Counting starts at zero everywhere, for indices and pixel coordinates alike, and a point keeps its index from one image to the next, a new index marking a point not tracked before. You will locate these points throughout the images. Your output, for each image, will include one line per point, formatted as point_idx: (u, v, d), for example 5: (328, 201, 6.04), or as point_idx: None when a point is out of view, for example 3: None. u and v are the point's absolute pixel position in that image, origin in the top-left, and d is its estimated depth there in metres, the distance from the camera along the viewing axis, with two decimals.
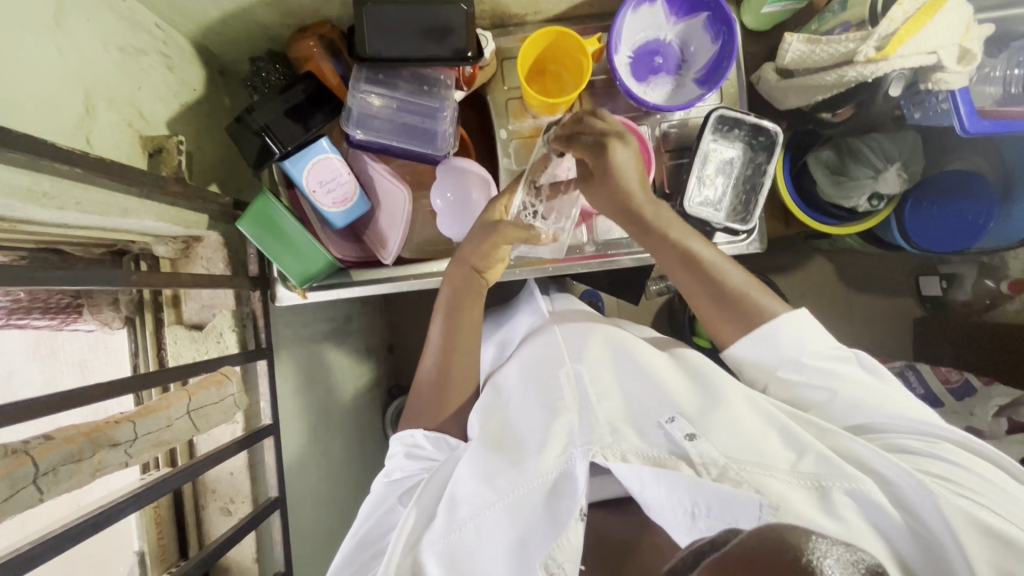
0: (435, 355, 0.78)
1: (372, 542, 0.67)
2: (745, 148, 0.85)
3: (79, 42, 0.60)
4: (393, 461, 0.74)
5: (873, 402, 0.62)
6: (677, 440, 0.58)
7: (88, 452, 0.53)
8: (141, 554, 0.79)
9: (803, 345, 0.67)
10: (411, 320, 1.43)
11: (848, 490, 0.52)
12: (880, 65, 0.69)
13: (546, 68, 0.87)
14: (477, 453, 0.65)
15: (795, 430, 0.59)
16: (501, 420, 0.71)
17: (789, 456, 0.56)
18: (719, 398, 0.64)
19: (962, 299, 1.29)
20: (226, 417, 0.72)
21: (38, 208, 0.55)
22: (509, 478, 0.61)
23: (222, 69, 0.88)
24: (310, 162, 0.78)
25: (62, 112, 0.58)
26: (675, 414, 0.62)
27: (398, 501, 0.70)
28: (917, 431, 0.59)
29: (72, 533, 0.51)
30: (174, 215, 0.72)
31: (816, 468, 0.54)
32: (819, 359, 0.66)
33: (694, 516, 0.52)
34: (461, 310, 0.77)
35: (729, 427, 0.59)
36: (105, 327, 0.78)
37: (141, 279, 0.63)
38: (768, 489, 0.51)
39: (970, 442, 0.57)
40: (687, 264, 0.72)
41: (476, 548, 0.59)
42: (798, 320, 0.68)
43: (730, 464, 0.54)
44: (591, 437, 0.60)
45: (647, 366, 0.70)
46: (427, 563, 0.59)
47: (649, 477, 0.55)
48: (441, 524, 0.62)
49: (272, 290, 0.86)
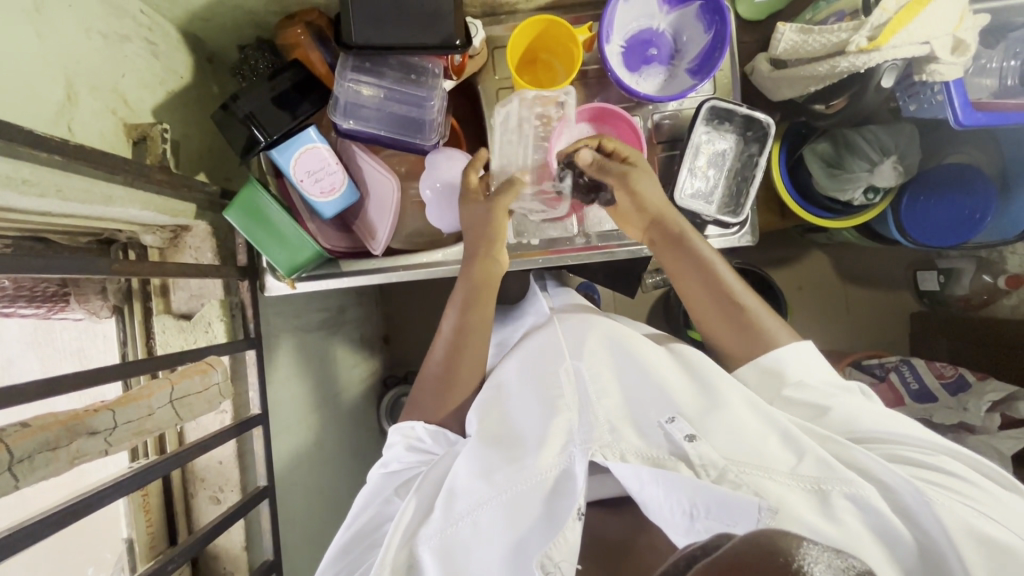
0: (446, 344, 0.79)
1: (369, 532, 0.67)
2: (738, 140, 0.84)
3: (61, 27, 0.60)
4: (392, 450, 0.74)
5: (863, 417, 0.62)
6: (677, 441, 0.57)
7: (64, 439, 0.53)
8: (129, 543, 0.80)
9: (809, 372, 0.68)
10: (406, 312, 1.43)
11: (848, 494, 0.52)
12: (872, 56, 0.67)
13: (538, 57, 0.86)
14: (475, 449, 0.65)
15: (795, 433, 0.58)
16: (501, 414, 0.70)
17: (789, 460, 0.55)
18: (720, 397, 0.64)
19: (960, 294, 1.27)
20: (211, 407, 0.72)
21: (18, 195, 0.54)
22: (506, 475, 0.61)
23: (210, 57, 0.87)
24: (295, 154, 0.77)
25: (43, 98, 0.57)
26: (675, 414, 0.61)
27: (395, 493, 0.70)
28: (911, 441, 0.59)
29: (55, 518, 0.52)
30: (161, 204, 0.72)
31: (816, 471, 0.54)
32: (824, 383, 0.67)
33: (692, 517, 0.51)
34: (475, 303, 0.78)
35: (730, 428, 0.58)
36: (93, 316, 0.79)
37: (124, 268, 0.62)
38: (768, 492, 0.51)
39: (966, 456, 0.57)
40: (710, 283, 0.75)
41: (473, 544, 0.59)
42: (803, 350, 0.70)
43: (729, 464, 0.54)
44: (591, 436, 0.60)
45: (650, 367, 0.70)
46: (422, 559, 0.60)
47: (648, 478, 0.54)
48: (437, 518, 0.62)
49: (261, 280, 0.86)
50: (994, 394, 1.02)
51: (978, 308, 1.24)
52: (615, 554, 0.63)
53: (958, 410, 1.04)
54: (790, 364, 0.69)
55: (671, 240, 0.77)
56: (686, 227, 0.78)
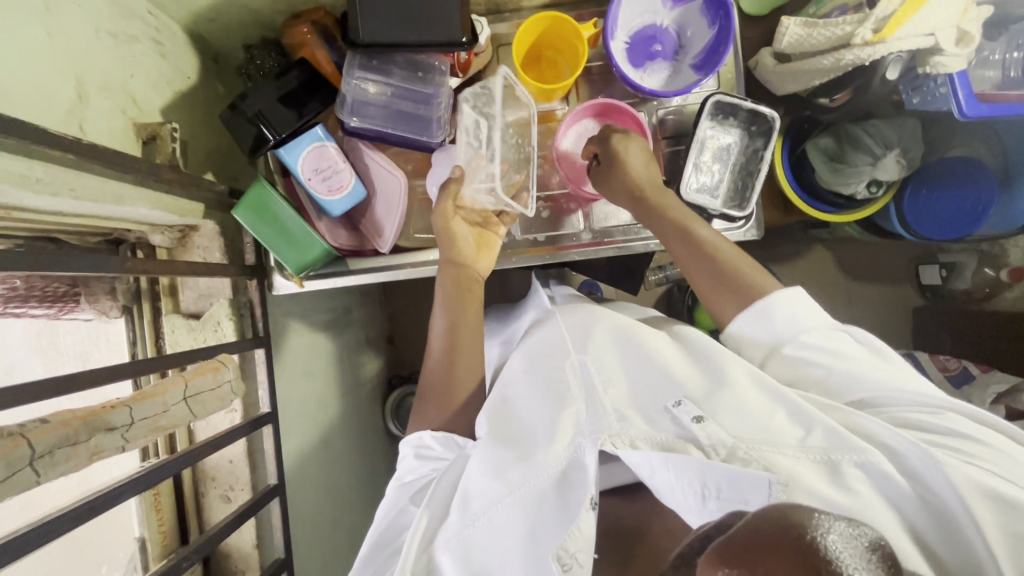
0: (440, 353, 0.78)
1: (388, 542, 0.68)
2: (743, 134, 0.85)
3: (70, 27, 0.60)
4: (404, 463, 0.74)
5: (865, 375, 0.62)
6: (684, 423, 0.58)
7: (83, 435, 0.53)
8: (141, 542, 0.79)
9: (798, 322, 0.67)
10: (411, 311, 1.43)
11: (858, 462, 0.52)
12: (877, 48, 0.68)
13: (543, 54, 0.87)
14: (487, 448, 0.65)
15: (800, 404, 0.58)
16: (508, 414, 0.70)
17: (796, 433, 0.56)
18: (724, 376, 0.64)
19: (962, 288, 1.29)
20: (223, 404, 0.72)
21: (32, 194, 0.55)
22: (520, 472, 0.60)
23: (216, 57, 0.87)
24: (304, 151, 0.78)
25: (54, 98, 0.57)
26: (681, 397, 0.62)
27: (410, 501, 0.70)
28: (917, 402, 0.59)
29: (71, 515, 0.52)
30: (170, 204, 0.72)
31: (825, 442, 0.54)
32: (820, 338, 0.66)
33: (704, 498, 0.51)
34: (460, 304, 0.79)
35: (735, 408, 0.59)
36: (102, 316, 0.79)
37: (136, 266, 0.63)
38: (778, 466, 0.52)
39: (980, 413, 0.56)
40: (692, 245, 0.74)
41: (491, 540, 0.60)
42: (794, 296, 0.68)
43: (739, 443, 0.55)
44: (599, 426, 0.60)
45: (653, 352, 0.70)
46: (441, 561, 0.60)
47: (659, 463, 0.54)
48: (454, 521, 0.62)
49: (269, 280, 0.86)
50: (999, 385, 1.03)
51: (981, 300, 1.24)
52: (629, 539, 0.63)
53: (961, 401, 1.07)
54: (779, 315, 0.67)
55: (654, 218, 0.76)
56: (668, 202, 0.77)
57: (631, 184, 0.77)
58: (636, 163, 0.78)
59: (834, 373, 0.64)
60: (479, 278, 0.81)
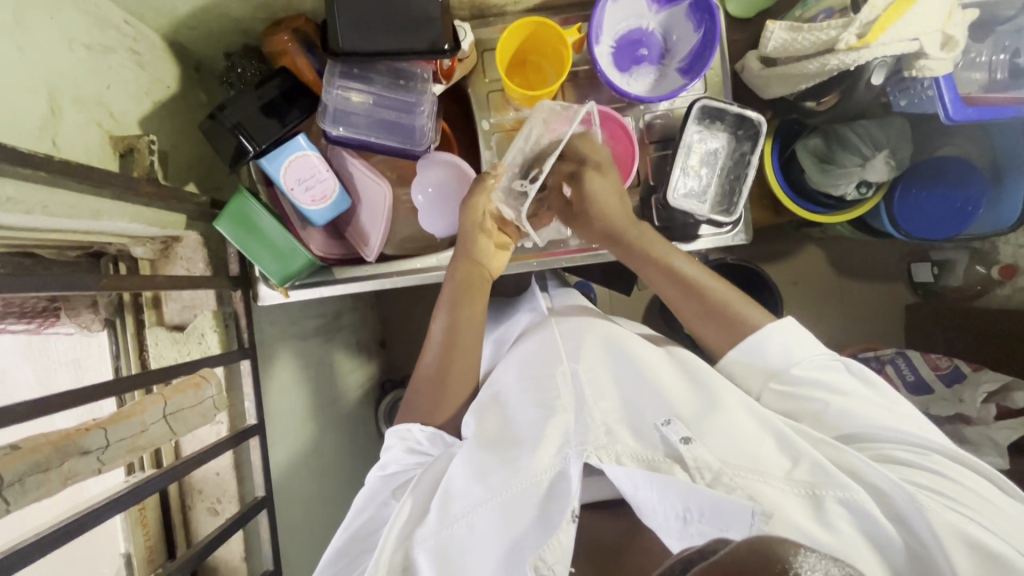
0: (438, 348, 0.78)
1: (363, 537, 0.67)
2: (729, 138, 0.84)
3: (42, 40, 0.59)
4: (389, 453, 0.73)
5: (860, 410, 0.62)
6: (672, 443, 0.57)
7: (55, 460, 0.53)
8: (127, 556, 0.78)
9: (792, 354, 0.67)
10: (403, 315, 1.43)
11: (842, 499, 0.52)
12: (861, 53, 0.67)
13: (528, 59, 0.86)
14: (472, 452, 0.64)
15: (790, 435, 0.58)
16: (500, 417, 0.69)
17: (784, 464, 0.56)
18: (716, 399, 0.63)
19: (953, 285, 1.29)
20: (206, 419, 0.71)
21: (3, 213, 0.54)
22: (502, 477, 0.60)
23: (197, 65, 0.86)
24: (285, 161, 0.77)
25: (26, 113, 0.56)
26: (671, 416, 0.61)
27: (392, 496, 0.70)
28: (907, 440, 0.59)
29: (49, 539, 0.51)
30: (149, 216, 0.71)
31: (811, 476, 0.54)
32: (810, 371, 0.66)
33: (685, 521, 0.52)
34: (464, 303, 0.78)
35: (726, 431, 0.58)
36: (84, 330, 0.78)
37: (113, 282, 0.61)
38: (761, 496, 0.52)
39: (965, 457, 0.56)
40: (673, 278, 0.75)
41: (468, 547, 0.58)
42: (784, 327, 0.68)
43: (724, 468, 0.54)
44: (586, 438, 0.59)
45: (645, 368, 0.70)
46: (418, 561, 0.59)
47: (642, 482, 0.54)
48: (433, 519, 0.61)
49: (254, 290, 0.85)
50: (990, 384, 1.03)
51: (972, 298, 1.24)
52: (613, 556, 0.63)
53: (954, 401, 1.05)
54: (771, 346, 0.68)
55: (633, 253, 0.77)
56: (645, 236, 0.77)
57: (608, 223, 0.77)
58: (604, 201, 0.77)
59: (831, 406, 0.63)
60: (488, 277, 0.81)
